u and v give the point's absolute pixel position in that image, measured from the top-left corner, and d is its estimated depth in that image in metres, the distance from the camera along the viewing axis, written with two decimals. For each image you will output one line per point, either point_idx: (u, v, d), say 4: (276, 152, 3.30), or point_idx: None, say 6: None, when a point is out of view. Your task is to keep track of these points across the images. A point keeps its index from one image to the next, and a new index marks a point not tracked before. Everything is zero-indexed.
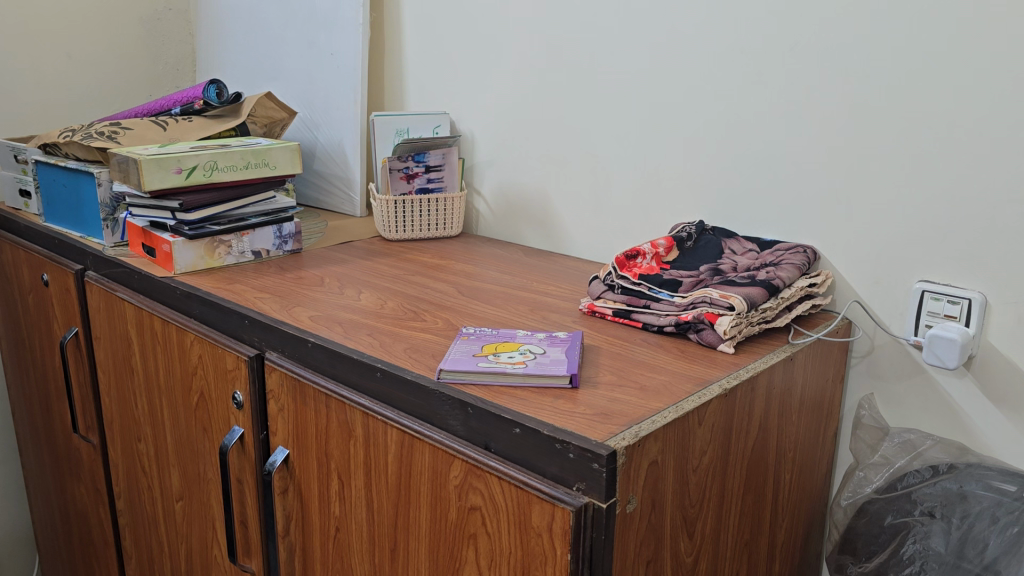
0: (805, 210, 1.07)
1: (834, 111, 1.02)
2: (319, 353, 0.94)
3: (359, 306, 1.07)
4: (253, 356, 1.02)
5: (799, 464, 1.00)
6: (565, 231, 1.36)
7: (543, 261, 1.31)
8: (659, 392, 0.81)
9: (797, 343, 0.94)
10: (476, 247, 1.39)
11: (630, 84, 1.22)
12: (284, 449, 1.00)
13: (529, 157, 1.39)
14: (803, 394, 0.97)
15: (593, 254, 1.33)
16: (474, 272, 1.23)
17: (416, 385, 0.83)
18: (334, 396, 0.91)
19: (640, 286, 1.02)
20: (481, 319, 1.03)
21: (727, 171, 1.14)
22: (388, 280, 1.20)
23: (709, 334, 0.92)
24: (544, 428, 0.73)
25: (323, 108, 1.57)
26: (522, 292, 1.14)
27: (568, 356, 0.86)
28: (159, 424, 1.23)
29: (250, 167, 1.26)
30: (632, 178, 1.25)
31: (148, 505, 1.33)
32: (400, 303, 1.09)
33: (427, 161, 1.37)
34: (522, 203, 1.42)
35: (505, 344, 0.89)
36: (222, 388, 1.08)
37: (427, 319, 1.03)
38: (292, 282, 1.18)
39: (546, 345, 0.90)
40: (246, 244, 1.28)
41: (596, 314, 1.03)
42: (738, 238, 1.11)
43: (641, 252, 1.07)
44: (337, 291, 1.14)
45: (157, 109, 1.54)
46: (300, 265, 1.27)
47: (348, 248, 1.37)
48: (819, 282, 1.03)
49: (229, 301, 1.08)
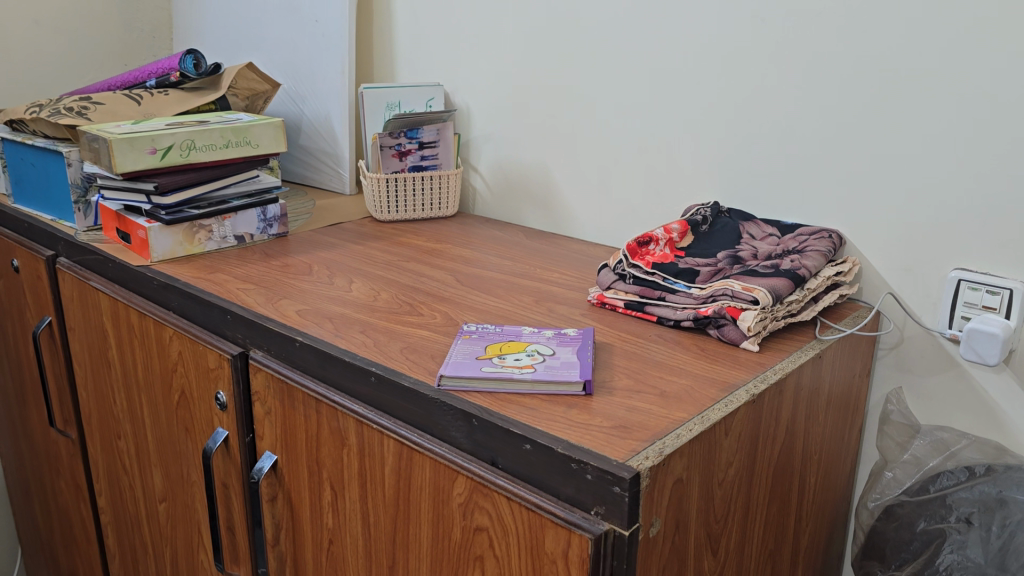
0: (829, 193, 1.00)
1: (865, 86, 0.94)
2: (308, 353, 0.86)
3: (350, 298, 1.00)
4: (237, 355, 0.94)
5: (825, 465, 0.94)
6: (566, 211, 1.28)
7: (545, 244, 1.23)
8: (681, 399, 0.74)
9: (826, 339, 0.87)
10: (473, 228, 1.31)
11: (639, 55, 1.13)
12: (271, 455, 0.93)
13: (529, 132, 1.30)
14: (830, 391, 0.91)
15: (598, 236, 1.25)
16: (472, 258, 1.15)
17: (414, 393, 0.76)
18: (324, 401, 0.84)
19: (654, 275, 0.94)
20: (481, 313, 0.95)
21: (746, 150, 1.06)
22: (381, 267, 1.12)
23: (731, 330, 0.85)
24: (557, 445, 0.66)
25: (308, 81, 1.47)
26: (526, 280, 1.06)
27: (580, 359, 0.79)
28: (139, 421, 1.15)
29: (230, 146, 1.17)
30: (641, 157, 1.17)
31: (131, 505, 1.26)
32: (394, 294, 1.01)
33: (420, 137, 1.28)
34: (521, 181, 1.34)
35: (511, 346, 0.82)
36: (203, 386, 1.00)
37: (424, 313, 0.95)
38: (278, 271, 1.10)
39: (556, 346, 0.82)
40: (228, 228, 1.19)
41: (606, 306, 0.96)
42: (756, 221, 1.04)
43: (654, 238, 0.98)
44: (325, 281, 1.06)
45: (130, 82, 1.44)
46: (287, 251, 1.19)
47: (337, 230, 1.29)
48: (846, 270, 0.95)
49: (210, 294, 1.00)
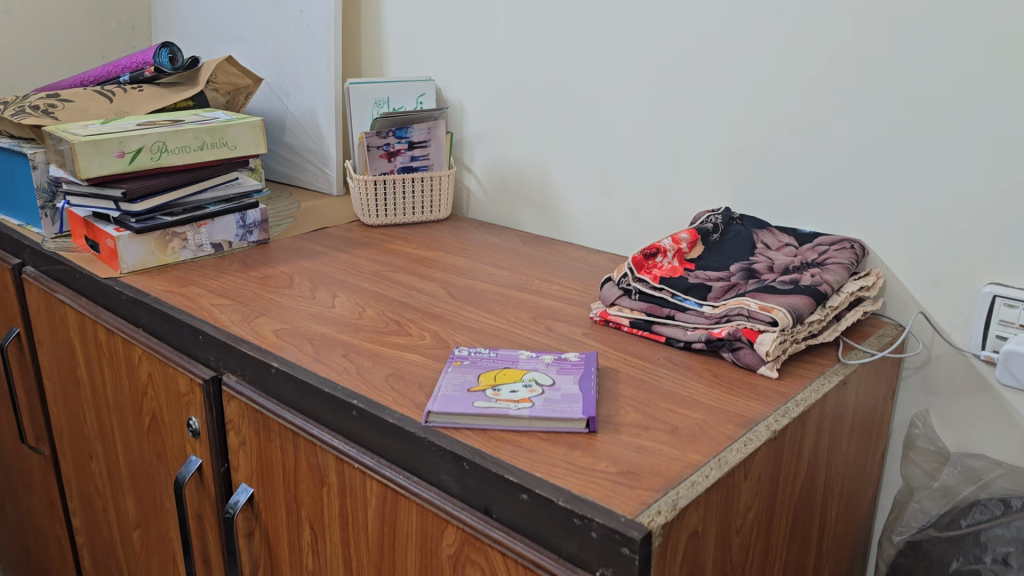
0: (852, 200, 0.92)
1: (893, 83, 0.86)
2: (284, 381, 0.79)
3: (333, 315, 0.92)
4: (208, 380, 0.87)
5: (847, 495, 0.86)
6: (565, 214, 1.21)
7: (543, 250, 1.15)
8: (696, 437, 0.67)
9: (850, 362, 0.80)
10: (467, 233, 1.23)
11: (644, 49, 1.05)
12: (247, 487, 0.86)
13: (526, 130, 1.22)
14: (854, 417, 0.83)
15: (600, 242, 1.18)
16: (465, 267, 1.07)
17: (399, 431, 0.69)
18: (302, 435, 0.77)
19: (662, 291, 0.87)
20: (474, 333, 0.88)
21: (760, 152, 0.98)
22: (368, 278, 1.04)
23: (747, 354, 0.78)
24: (557, 497, 0.59)
25: (292, 75, 1.39)
26: (523, 294, 0.98)
27: (583, 392, 0.71)
28: (111, 442, 1.08)
29: (205, 148, 1.09)
30: (646, 157, 1.09)
31: (105, 529, 1.19)
32: (380, 311, 0.94)
33: (410, 136, 1.20)
34: (517, 182, 1.26)
35: (506, 375, 0.74)
36: (175, 411, 0.93)
37: (412, 332, 0.88)
38: (256, 283, 1.02)
39: (556, 375, 0.75)
40: (204, 236, 1.11)
41: (610, 324, 0.88)
42: (771, 229, 0.96)
43: (661, 249, 0.91)
44: (306, 295, 0.98)
45: (104, 76, 1.36)
46: (267, 260, 1.11)
47: (322, 236, 1.21)
48: (870, 284, 0.88)
49: (182, 312, 0.93)
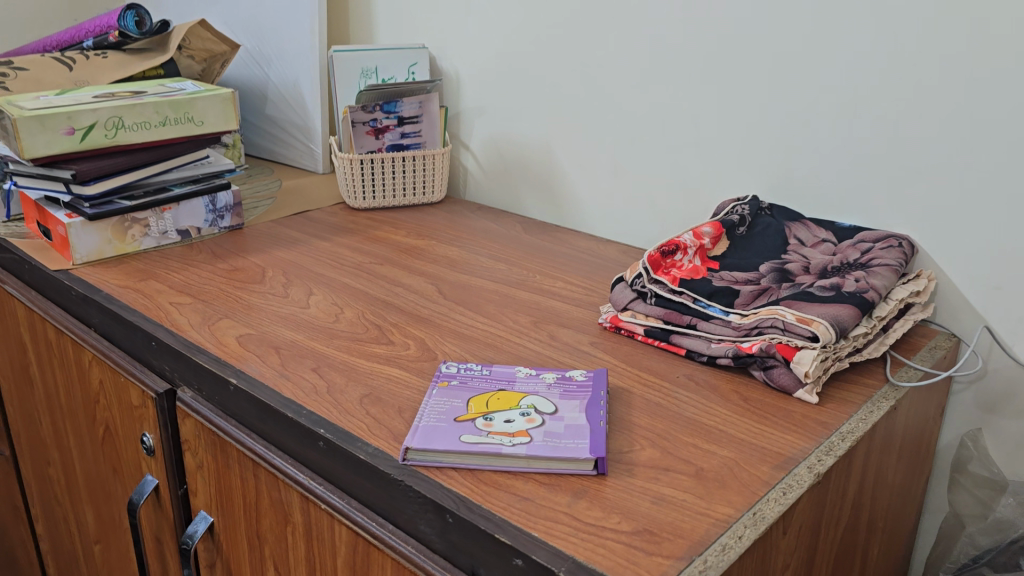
0: (902, 190, 0.80)
1: (956, 54, 0.73)
2: (244, 401, 0.68)
3: (306, 318, 0.81)
4: (162, 394, 0.76)
5: (889, 530, 0.76)
6: (572, 199, 1.09)
7: (546, 239, 1.04)
8: (725, 482, 0.56)
9: (902, 384, 0.69)
10: (463, 218, 1.11)
11: (661, 14, 0.92)
12: (206, 516, 0.75)
13: (528, 103, 1.10)
14: (902, 444, 0.72)
15: (609, 231, 1.06)
16: (459, 260, 0.96)
17: (372, 470, 0.58)
18: (263, 465, 0.66)
19: (682, 295, 0.75)
20: (467, 341, 0.77)
21: (794, 133, 0.86)
22: (349, 272, 0.93)
23: (782, 375, 0.67)
24: (559, 567, 0.48)
25: (272, 41, 1.27)
26: (522, 293, 0.87)
27: (590, 423, 0.60)
28: (67, 450, 0.98)
29: (167, 124, 0.97)
30: (663, 137, 0.97)
31: (68, 540, 1.09)
32: (361, 313, 0.82)
33: (399, 111, 1.08)
34: (519, 162, 1.13)
35: (500, 401, 0.63)
36: (128, 425, 0.83)
37: (395, 341, 0.77)
38: (224, 277, 0.91)
39: (558, 400, 0.64)
40: (169, 222, 1.00)
41: (622, 331, 0.77)
42: (805, 222, 0.84)
43: (681, 245, 0.79)
44: (278, 292, 0.87)
45: (67, 41, 1.24)
46: (239, 249, 1.00)
47: (302, 221, 1.10)
48: (921, 289, 0.76)
49: (134, 313, 0.82)
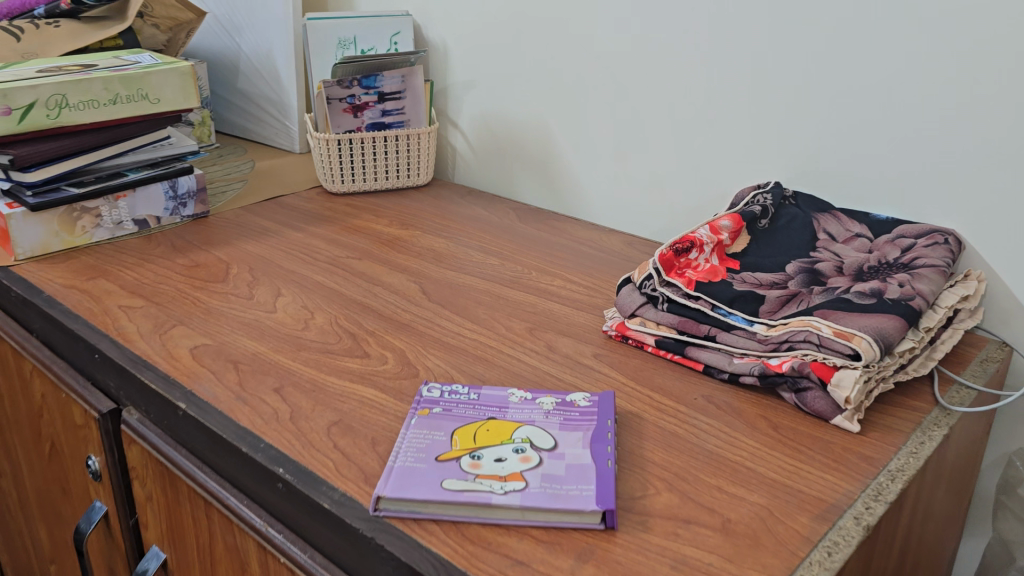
0: (949, 180, 0.70)
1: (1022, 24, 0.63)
2: (195, 429, 0.59)
3: (272, 325, 0.72)
4: (105, 415, 0.67)
5: (931, 564, 0.67)
6: (571, 184, 0.99)
7: (542, 229, 0.94)
8: (758, 538, 0.47)
9: (955, 406, 0.60)
10: (452, 204, 1.01)
11: None
12: (157, 552, 0.67)
13: (523, 76, 0.99)
14: (950, 471, 0.63)
15: (612, 219, 0.96)
16: (446, 253, 0.86)
17: (339, 523, 0.49)
18: (216, 506, 0.58)
19: (699, 301, 0.66)
20: (453, 353, 0.67)
21: (825, 112, 0.76)
22: (323, 269, 0.83)
23: (817, 399, 0.58)
24: None
25: (241, 7, 1.15)
26: (516, 294, 0.77)
27: (595, 463, 0.51)
28: (15, 463, 0.89)
29: (118, 102, 0.86)
30: (674, 114, 0.86)
31: (24, 554, 1.00)
32: (334, 319, 0.73)
33: (380, 86, 0.97)
34: (512, 143, 1.03)
35: (489, 435, 0.54)
36: (73, 445, 0.73)
37: (372, 353, 0.67)
38: (182, 274, 0.82)
39: (557, 432, 0.54)
40: (123, 211, 0.90)
41: (629, 341, 0.68)
42: (835, 213, 0.75)
43: (696, 242, 0.69)
44: (242, 294, 0.77)
45: (18, 9, 1.12)
46: (202, 240, 0.90)
47: (275, 208, 1.00)
48: (971, 295, 0.67)
49: (77, 319, 0.72)
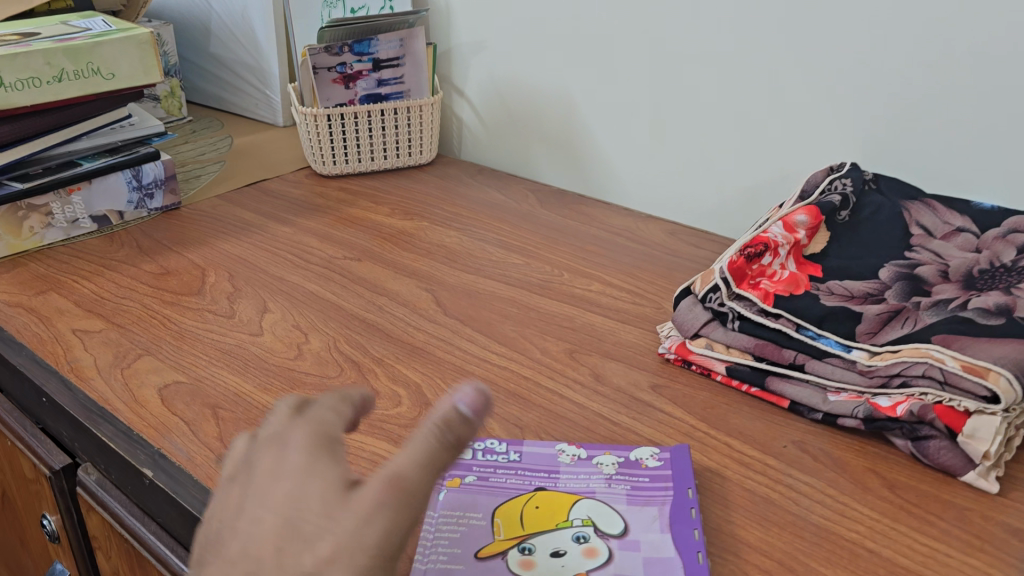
0: None
1: None
2: (167, 504, 0.48)
3: (258, 353, 0.59)
4: (59, 473, 0.56)
5: None
6: (598, 163, 0.86)
7: (567, 216, 0.82)
8: None
9: None
10: (462, 188, 0.89)
11: None
12: None
13: (538, 35, 0.85)
14: None
15: (647, 203, 0.84)
16: (459, 251, 0.74)
17: None
18: None
19: (780, 320, 0.54)
20: (481, 385, 0.56)
21: (914, 80, 0.63)
22: (318, 274, 0.71)
23: (944, 452, 0.46)
24: None
25: None
26: (547, 304, 0.66)
27: (680, 555, 0.40)
28: None
29: (64, 80, 0.72)
30: (722, 82, 0.73)
31: None
32: (335, 342, 0.61)
33: (374, 53, 0.84)
34: (527, 115, 0.90)
35: (540, 514, 0.43)
36: (26, 498, 0.62)
37: (383, 389, 0.55)
38: (151, 285, 0.69)
39: (625, 509, 0.43)
40: (79, 207, 0.77)
41: (694, 367, 0.57)
42: (927, 199, 0.62)
43: (771, 244, 0.58)
44: (222, 310, 0.65)
45: None
46: (174, 239, 0.77)
47: (258, 195, 0.87)
48: None
49: (20, 350, 0.60)
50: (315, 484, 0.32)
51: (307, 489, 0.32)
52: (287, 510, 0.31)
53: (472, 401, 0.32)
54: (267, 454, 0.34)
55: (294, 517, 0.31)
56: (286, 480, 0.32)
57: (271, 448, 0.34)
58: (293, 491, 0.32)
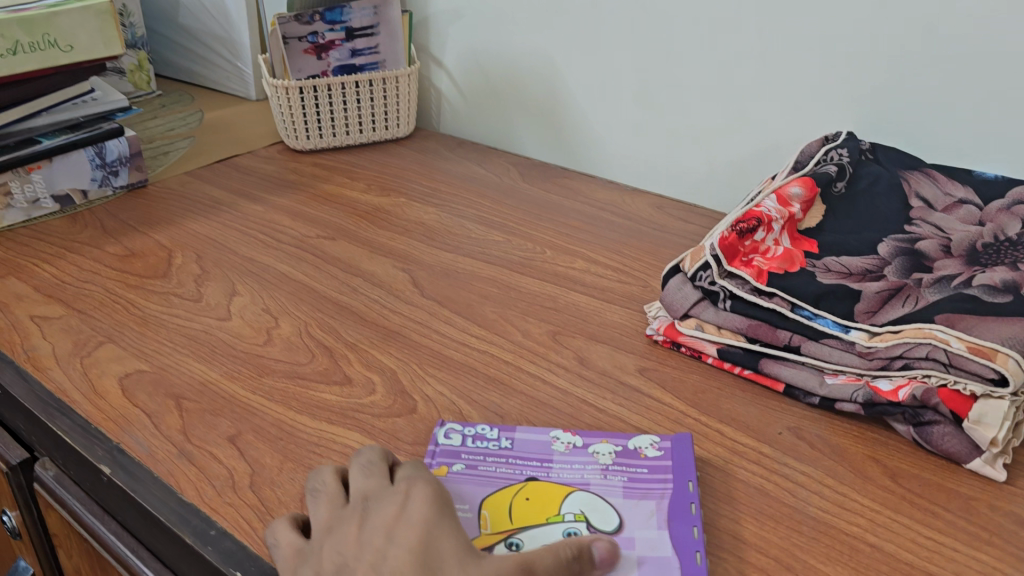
0: None
1: None
2: (125, 503, 0.45)
3: (224, 339, 0.56)
4: (15, 468, 0.53)
5: None
6: (582, 135, 0.83)
7: (551, 190, 0.79)
8: None
9: None
10: (442, 162, 0.85)
11: None
12: None
13: (519, 1, 0.81)
14: None
15: (633, 177, 0.81)
16: (437, 229, 0.71)
17: None
18: None
19: (775, 299, 0.51)
20: (459, 371, 0.53)
21: (914, 44, 0.60)
22: (289, 254, 0.67)
23: (949, 438, 0.44)
24: None
25: None
26: (528, 283, 0.63)
27: (677, 556, 0.37)
28: None
29: (19, 53, 0.68)
30: (712, 49, 0.70)
31: None
32: (305, 326, 0.58)
33: (347, 21, 0.81)
34: (508, 86, 0.87)
35: (529, 507, 0.40)
36: None
37: (356, 376, 0.52)
38: (114, 268, 0.66)
39: (620, 502, 0.41)
40: (40, 185, 0.73)
41: (684, 349, 0.54)
42: (928, 171, 0.60)
43: (763, 219, 0.55)
44: (188, 293, 0.62)
45: None
46: (140, 219, 0.74)
47: (230, 172, 0.83)
48: None
49: None
50: (447, 540, 0.34)
51: (439, 541, 0.34)
52: (420, 551, 0.33)
53: (607, 551, 0.35)
54: (400, 502, 0.36)
55: (428, 558, 0.33)
56: (418, 528, 0.34)
57: (399, 498, 0.36)
58: (426, 539, 0.34)
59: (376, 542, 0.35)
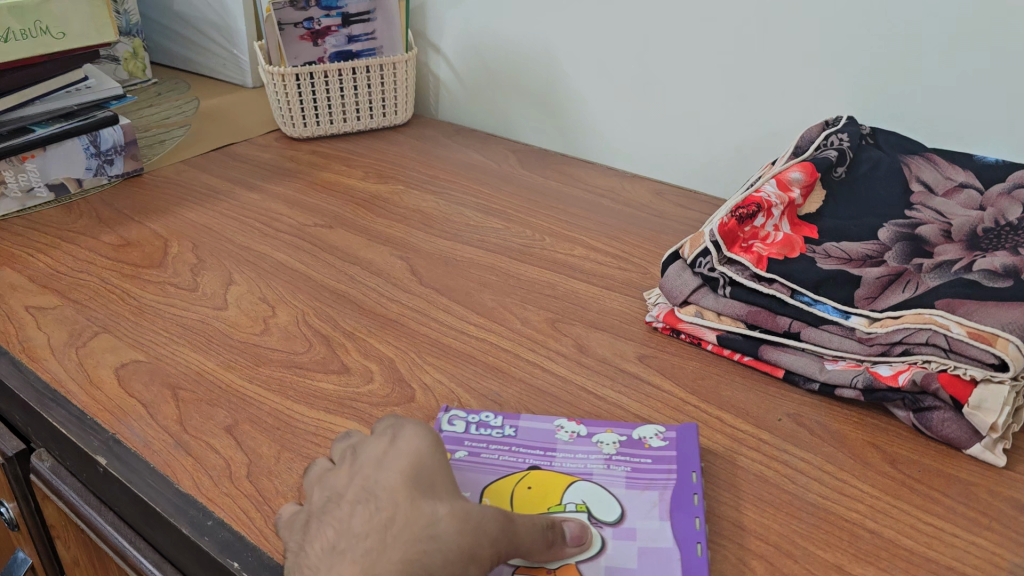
0: None
1: None
2: (122, 493, 0.45)
3: (221, 329, 0.56)
4: (12, 459, 0.53)
5: None
6: (581, 121, 0.82)
7: (549, 177, 0.79)
8: None
9: None
10: (440, 149, 0.85)
11: None
12: None
13: None
14: None
15: (632, 163, 0.80)
16: (435, 216, 0.71)
17: None
18: None
19: (774, 285, 0.50)
20: (457, 359, 0.52)
21: (915, 27, 0.60)
22: (286, 242, 0.67)
23: (948, 423, 0.44)
24: None
25: None
26: (526, 270, 0.62)
27: (678, 547, 0.37)
28: None
29: (11, 40, 0.68)
30: (711, 33, 0.69)
31: None
32: (302, 315, 0.57)
33: (343, 6, 0.79)
34: (506, 72, 0.86)
35: (531, 496, 0.40)
36: None
37: (353, 365, 0.52)
38: (109, 258, 0.65)
39: (622, 493, 0.40)
40: (34, 175, 0.72)
41: (684, 335, 0.54)
42: (929, 156, 0.59)
43: (763, 204, 0.54)
44: (184, 283, 0.61)
45: None
46: (136, 208, 0.73)
47: (226, 160, 0.83)
48: None
49: None
50: (434, 466, 0.36)
51: (425, 465, 0.36)
52: (408, 474, 0.35)
53: (578, 529, 0.37)
54: (388, 438, 0.38)
55: (417, 479, 0.35)
56: (406, 456, 0.36)
57: (387, 436, 0.38)
58: (416, 464, 0.36)
59: (366, 472, 0.36)
